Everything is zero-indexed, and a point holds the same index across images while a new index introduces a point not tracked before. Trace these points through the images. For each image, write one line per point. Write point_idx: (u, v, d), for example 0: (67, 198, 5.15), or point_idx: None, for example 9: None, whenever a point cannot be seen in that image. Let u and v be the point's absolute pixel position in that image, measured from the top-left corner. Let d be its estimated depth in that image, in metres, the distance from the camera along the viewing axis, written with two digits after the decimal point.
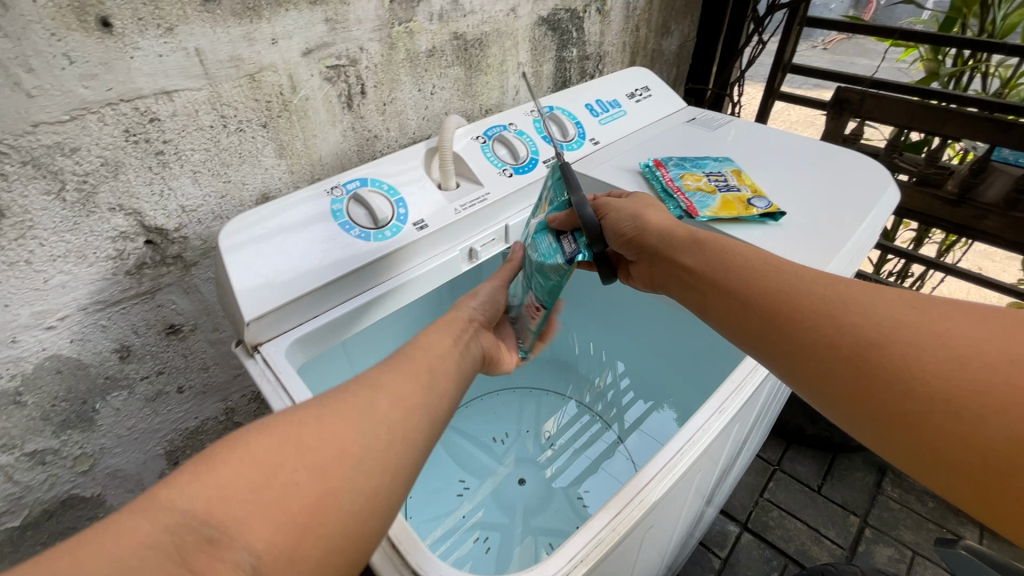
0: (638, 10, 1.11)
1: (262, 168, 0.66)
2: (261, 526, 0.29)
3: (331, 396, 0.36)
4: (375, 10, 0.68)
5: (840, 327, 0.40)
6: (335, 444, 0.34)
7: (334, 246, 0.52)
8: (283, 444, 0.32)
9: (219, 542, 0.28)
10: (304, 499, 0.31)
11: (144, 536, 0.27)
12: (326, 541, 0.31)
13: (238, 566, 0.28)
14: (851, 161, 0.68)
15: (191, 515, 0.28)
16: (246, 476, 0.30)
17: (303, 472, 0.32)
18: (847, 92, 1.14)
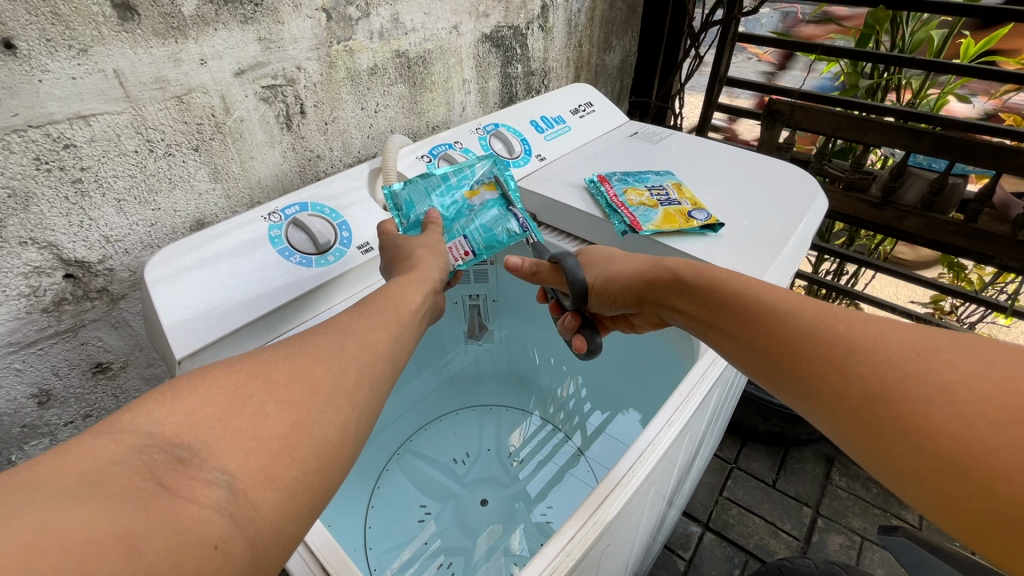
0: (580, 27, 1.14)
1: (195, 193, 0.63)
2: (234, 448, 0.30)
3: (279, 352, 0.37)
4: (312, 28, 0.66)
5: (846, 363, 0.39)
6: (306, 381, 0.36)
7: (272, 274, 0.50)
8: (251, 379, 0.34)
9: (192, 462, 0.29)
10: (273, 429, 0.32)
11: (111, 454, 0.28)
12: (302, 463, 0.32)
13: (213, 483, 0.29)
14: (782, 172, 0.71)
15: (159, 437, 0.29)
16: (214, 404, 0.31)
17: (272, 405, 0.33)
18: (778, 104, 1.20)
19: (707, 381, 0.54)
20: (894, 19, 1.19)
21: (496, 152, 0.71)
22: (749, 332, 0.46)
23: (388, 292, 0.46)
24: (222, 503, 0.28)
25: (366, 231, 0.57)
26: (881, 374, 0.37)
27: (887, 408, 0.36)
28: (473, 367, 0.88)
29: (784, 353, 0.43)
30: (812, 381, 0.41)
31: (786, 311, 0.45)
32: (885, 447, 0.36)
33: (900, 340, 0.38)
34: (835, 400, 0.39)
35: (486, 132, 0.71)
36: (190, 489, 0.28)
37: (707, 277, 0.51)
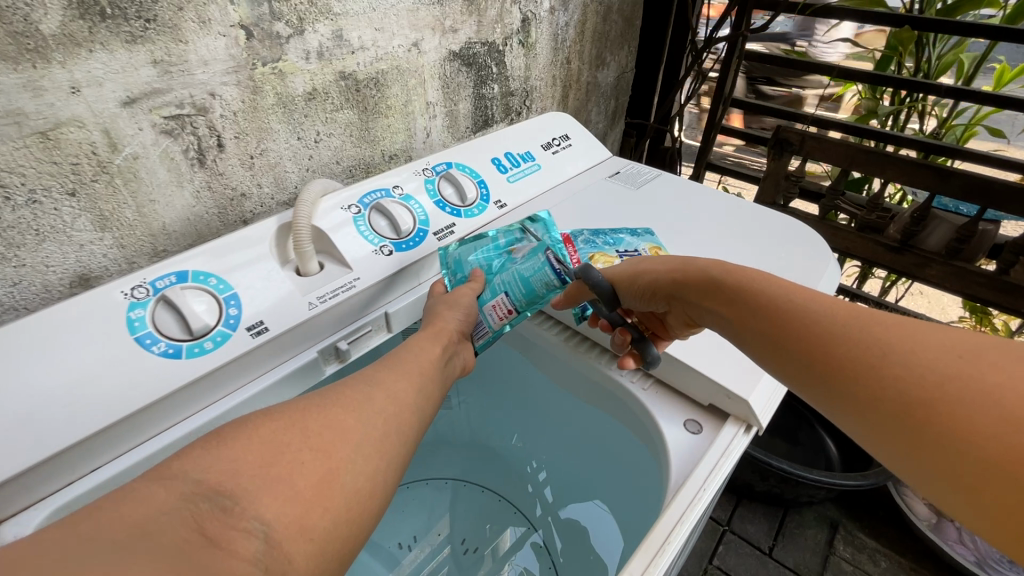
0: (568, 42, 1.02)
1: (75, 245, 0.52)
2: (272, 498, 0.30)
3: (296, 409, 0.36)
4: (227, 49, 0.55)
5: (880, 363, 0.33)
6: (334, 430, 0.35)
7: (122, 373, 0.39)
8: (286, 428, 0.33)
9: (232, 511, 0.29)
10: (309, 476, 0.32)
11: (162, 503, 0.28)
12: (332, 513, 0.31)
13: (251, 534, 0.28)
14: (786, 231, 0.60)
15: (204, 486, 0.29)
16: (254, 453, 0.31)
17: (309, 452, 0.33)
18: (787, 132, 1.08)
19: (691, 519, 0.39)
20: (918, 40, 1.07)
21: (445, 199, 0.60)
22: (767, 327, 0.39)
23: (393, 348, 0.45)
24: (258, 556, 0.28)
25: (264, 307, 0.46)
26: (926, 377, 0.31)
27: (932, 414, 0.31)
28: (429, 433, 0.76)
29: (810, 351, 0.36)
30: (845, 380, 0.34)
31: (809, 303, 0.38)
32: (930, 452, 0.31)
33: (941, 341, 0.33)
34: (865, 402, 0.34)
35: (435, 174, 0.60)
36: (230, 540, 0.28)
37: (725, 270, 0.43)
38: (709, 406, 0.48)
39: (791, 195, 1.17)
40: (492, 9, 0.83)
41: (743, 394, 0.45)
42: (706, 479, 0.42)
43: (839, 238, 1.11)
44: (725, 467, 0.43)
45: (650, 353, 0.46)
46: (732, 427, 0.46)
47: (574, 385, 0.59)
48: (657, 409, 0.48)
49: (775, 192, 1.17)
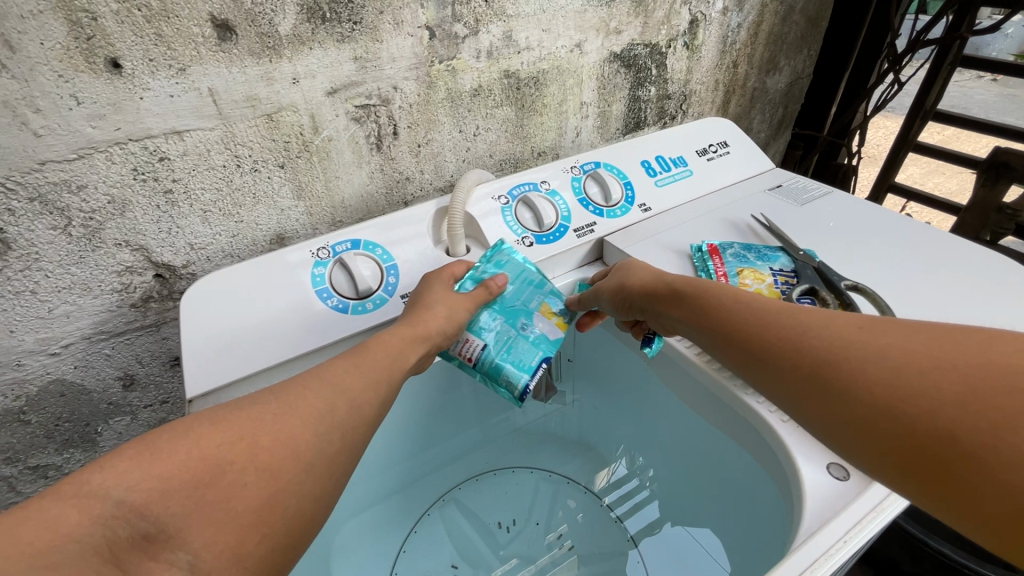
0: (738, 44, 0.96)
1: (278, 209, 0.63)
2: (203, 526, 0.28)
3: (250, 413, 0.33)
4: (412, 47, 0.62)
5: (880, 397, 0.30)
6: (288, 445, 0.32)
7: (299, 315, 0.47)
8: (234, 443, 0.30)
9: (156, 540, 0.27)
10: (249, 500, 0.29)
11: (74, 525, 0.26)
12: (271, 540, 0.30)
13: (174, 565, 0.27)
14: (992, 277, 0.50)
15: (127, 508, 0.27)
16: (190, 470, 0.29)
17: (252, 473, 0.30)
18: (1008, 155, 0.92)
19: (828, 566, 0.36)
20: None
21: (589, 197, 0.60)
22: (729, 335, 0.39)
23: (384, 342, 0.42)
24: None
25: (416, 279, 0.51)
26: (883, 381, 0.30)
27: (891, 423, 0.29)
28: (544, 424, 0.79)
29: (765, 362, 0.36)
30: (806, 392, 0.33)
31: (757, 307, 0.39)
32: (901, 459, 0.29)
33: (895, 336, 0.31)
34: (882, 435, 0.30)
35: (583, 172, 0.61)
36: (149, 572, 0.26)
37: (695, 281, 0.44)
38: None
39: (1003, 231, 0.98)
40: (660, 10, 0.81)
41: None
42: (849, 530, 0.38)
43: None
44: (871, 521, 0.39)
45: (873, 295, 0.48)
46: None
47: (697, 398, 0.56)
48: (796, 446, 0.44)
49: (980, 226, 1.01)
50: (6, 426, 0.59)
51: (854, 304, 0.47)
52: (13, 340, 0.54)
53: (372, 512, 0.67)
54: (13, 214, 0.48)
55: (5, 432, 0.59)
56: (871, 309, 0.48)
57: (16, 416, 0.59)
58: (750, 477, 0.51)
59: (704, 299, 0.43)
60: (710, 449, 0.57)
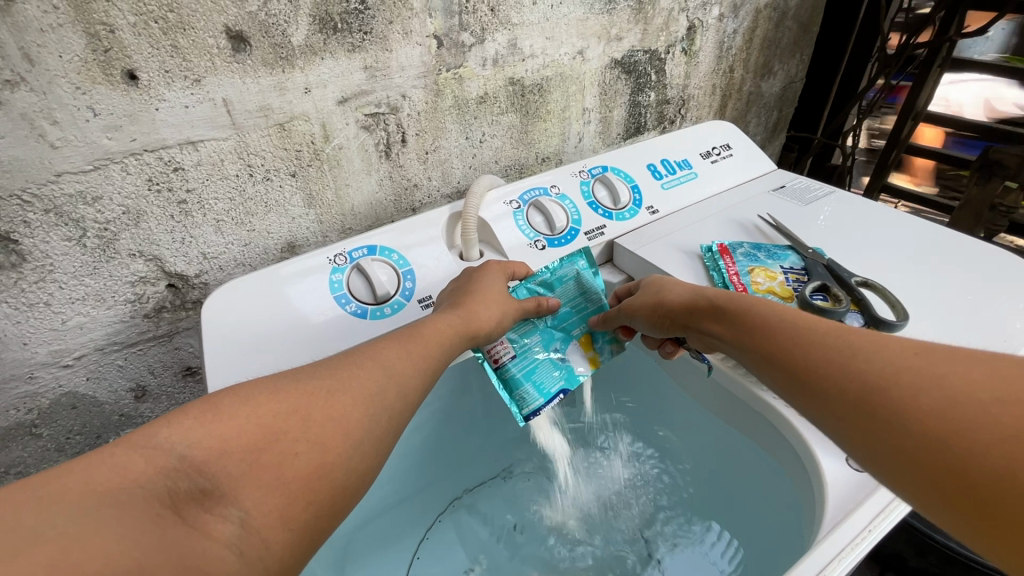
0: (733, 49, 0.98)
1: (289, 217, 0.63)
2: (255, 486, 0.30)
3: (300, 390, 0.35)
4: (421, 56, 0.63)
5: (930, 423, 0.30)
6: (340, 422, 0.35)
7: (317, 321, 0.47)
8: (290, 413, 0.33)
9: (212, 495, 0.29)
10: (299, 470, 0.32)
11: (139, 473, 0.28)
12: (314, 507, 0.31)
13: (226, 519, 0.28)
14: (996, 271, 0.52)
15: (188, 462, 0.29)
16: (248, 435, 0.31)
17: (304, 444, 0.33)
18: (1000, 154, 0.95)
19: (852, 555, 0.38)
20: None
21: (598, 200, 0.61)
22: (770, 356, 0.40)
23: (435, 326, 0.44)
24: (234, 539, 0.28)
25: (432, 284, 0.52)
26: (934, 411, 0.30)
27: (939, 454, 0.29)
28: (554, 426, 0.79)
29: (809, 383, 0.37)
30: (850, 415, 0.34)
31: (802, 328, 0.39)
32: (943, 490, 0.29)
33: (951, 368, 0.31)
34: (927, 462, 0.30)
35: (591, 176, 0.62)
36: (204, 522, 0.28)
37: (735, 299, 0.45)
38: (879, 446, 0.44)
39: (997, 227, 1.00)
40: (659, 17, 0.83)
41: None
42: (873, 519, 0.40)
43: None
44: (893, 512, 0.41)
45: (889, 296, 0.49)
46: None
47: (722, 402, 0.60)
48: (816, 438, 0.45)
49: (974, 223, 1.02)
50: (17, 439, 0.58)
51: (866, 299, 0.48)
52: (26, 352, 0.54)
53: (388, 516, 0.67)
54: (28, 226, 0.48)
55: (16, 446, 0.59)
56: (882, 304, 0.49)
57: (27, 430, 0.59)
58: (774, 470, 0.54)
59: (746, 319, 0.43)
60: (733, 449, 0.60)
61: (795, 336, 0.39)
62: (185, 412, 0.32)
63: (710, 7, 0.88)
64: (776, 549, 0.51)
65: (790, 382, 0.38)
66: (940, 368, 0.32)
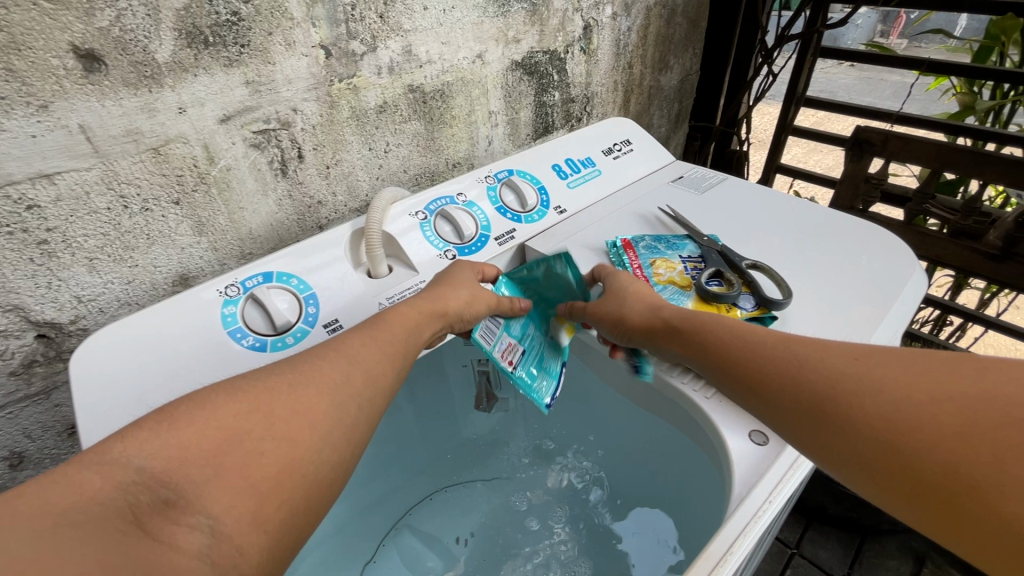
0: (630, 46, 1.02)
1: (177, 248, 0.58)
2: (221, 491, 0.30)
3: (264, 389, 0.35)
4: (308, 67, 0.60)
5: (880, 425, 0.33)
6: (307, 416, 0.35)
7: (209, 358, 0.44)
8: (251, 413, 0.33)
9: (176, 505, 0.29)
10: (266, 468, 0.32)
11: (96, 491, 0.28)
12: (289, 504, 0.32)
13: (194, 528, 0.28)
14: (865, 241, 0.57)
15: (149, 474, 0.29)
16: (208, 440, 0.31)
17: (269, 442, 0.33)
18: (868, 132, 1.04)
19: (755, 530, 0.39)
20: None
21: (506, 205, 0.61)
22: (729, 369, 0.42)
23: (402, 317, 0.46)
24: (205, 549, 0.28)
25: (337, 306, 0.50)
26: (881, 415, 0.33)
27: (893, 453, 0.32)
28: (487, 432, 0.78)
29: (765, 393, 0.39)
30: (812, 429, 0.36)
31: (753, 342, 0.42)
32: (902, 488, 0.32)
33: (892, 370, 0.34)
34: (882, 463, 0.32)
35: (497, 180, 0.62)
36: (170, 534, 0.27)
37: (687, 316, 0.46)
38: None
39: (872, 199, 1.12)
40: (555, 18, 0.84)
41: None
42: (772, 491, 0.41)
43: (928, 245, 1.07)
44: (789, 482, 0.42)
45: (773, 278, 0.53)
46: None
47: None
48: (720, 418, 0.46)
49: (853, 196, 1.13)
50: None
51: (754, 280, 0.52)
52: None
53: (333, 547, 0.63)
54: None
55: None
56: (767, 283, 0.53)
57: None
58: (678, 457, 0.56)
59: (699, 333, 0.45)
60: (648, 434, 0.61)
61: (750, 347, 0.41)
62: (143, 425, 0.31)
63: (603, 6, 0.91)
64: (692, 534, 0.52)
65: (749, 393, 0.40)
66: (882, 371, 0.34)
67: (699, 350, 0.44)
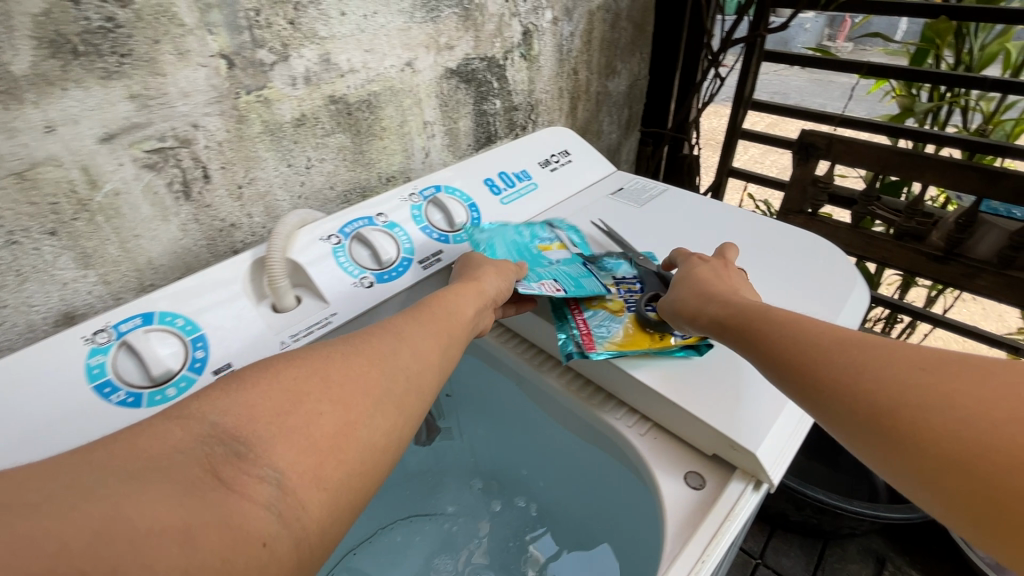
0: (573, 52, 0.99)
1: (58, 283, 0.52)
2: (288, 445, 0.30)
3: (320, 356, 0.36)
4: (207, 79, 0.54)
5: (949, 435, 0.30)
6: (360, 382, 0.35)
7: (77, 414, 0.42)
8: (309, 375, 0.34)
9: (246, 457, 0.29)
10: (327, 428, 0.31)
11: (176, 442, 0.29)
12: (348, 466, 0.31)
13: (262, 479, 0.28)
14: (805, 253, 0.56)
15: (222, 428, 0.30)
16: (272, 400, 0.31)
17: (327, 404, 0.32)
18: (813, 137, 1.04)
19: None
20: (958, 30, 1.01)
21: (431, 224, 0.59)
22: (779, 360, 0.39)
23: (442, 299, 0.46)
24: (273, 500, 0.28)
25: (228, 348, 0.47)
26: (961, 435, 0.29)
27: (956, 465, 0.29)
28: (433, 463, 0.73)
29: (817, 400, 0.36)
30: (866, 431, 0.33)
31: (811, 333, 0.39)
32: (968, 507, 0.29)
33: (974, 379, 0.31)
34: (944, 473, 0.30)
35: (422, 198, 0.60)
36: (242, 484, 0.28)
37: (751, 308, 0.43)
38: (714, 457, 0.46)
39: (820, 202, 1.12)
40: (490, 23, 0.80)
41: (749, 446, 0.42)
42: (705, 547, 0.40)
43: (875, 247, 1.09)
44: (727, 534, 0.40)
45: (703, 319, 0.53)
46: (740, 483, 0.44)
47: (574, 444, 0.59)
48: (656, 463, 0.47)
49: (801, 200, 1.13)
50: None
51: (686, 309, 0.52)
52: None
53: None
54: None
55: None
56: None
57: None
58: (619, 493, 0.54)
59: (747, 332, 0.42)
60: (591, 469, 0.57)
61: (808, 337, 0.38)
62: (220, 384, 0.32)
63: (542, 11, 0.88)
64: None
65: (797, 383, 0.37)
66: (969, 378, 0.31)
67: (755, 340, 0.41)
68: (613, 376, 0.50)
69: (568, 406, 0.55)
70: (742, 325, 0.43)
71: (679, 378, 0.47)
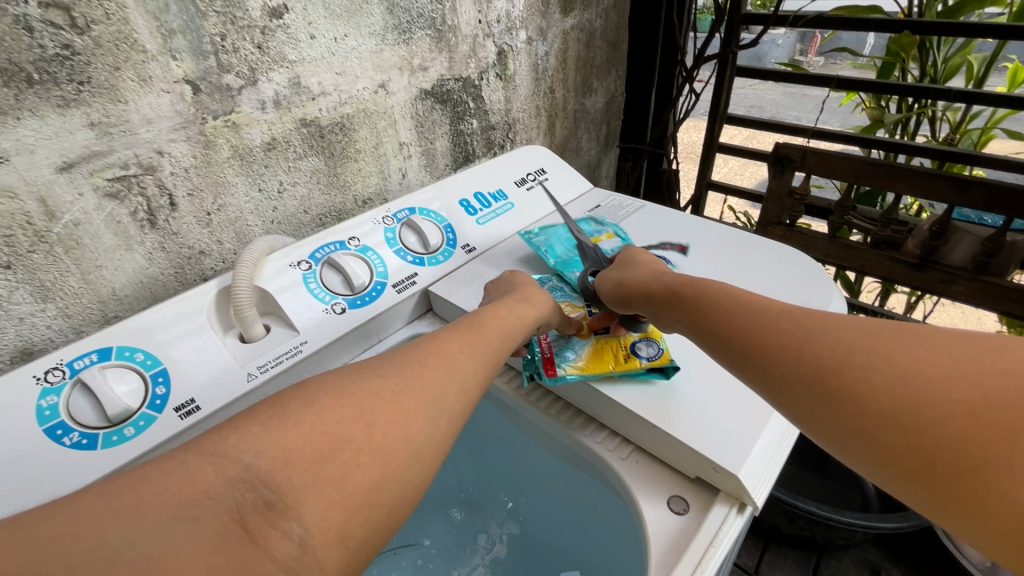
0: (549, 71, 1.00)
1: (14, 318, 0.49)
2: (317, 500, 0.28)
3: (366, 392, 0.34)
4: (172, 105, 0.53)
5: (876, 393, 0.32)
6: (401, 432, 0.32)
7: (32, 458, 0.41)
8: (354, 420, 0.32)
9: (276, 508, 0.27)
10: (361, 481, 0.29)
11: (205, 490, 0.27)
12: (374, 520, 0.29)
13: (288, 535, 0.27)
14: (779, 261, 0.58)
15: (255, 472, 0.28)
16: (317, 443, 0.30)
17: (367, 454, 0.30)
18: (787, 149, 1.06)
19: None
20: (922, 45, 1.05)
21: (405, 246, 0.60)
22: (726, 333, 0.41)
23: (484, 318, 0.47)
24: (290, 560, 0.26)
25: (192, 382, 0.48)
26: (894, 392, 0.31)
27: (883, 422, 0.31)
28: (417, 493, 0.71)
29: (764, 364, 0.38)
30: (804, 395, 0.35)
31: (756, 308, 0.41)
32: (895, 461, 0.31)
33: (901, 343, 0.33)
34: (872, 430, 0.31)
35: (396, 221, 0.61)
36: (267, 538, 0.26)
37: (691, 284, 0.46)
38: (697, 479, 0.45)
39: (797, 213, 1.14)
40: (464, 44, 0.81)
41: (731, 468, 0.42)
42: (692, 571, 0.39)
43: (854, 256, 1.10)
44: (716, 554, 0.40)
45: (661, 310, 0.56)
46: (723, 507, 0.43)
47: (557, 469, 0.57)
48: (637, 487, 0.46)
49: (779, 211, 1.14)
50: None
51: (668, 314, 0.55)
52: None
53: None
54: None
55: None
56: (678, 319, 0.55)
57: None
58: (603, 519, 0.53)
59: (699, 303, 0.44)
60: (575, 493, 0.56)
61: (751, 311, 0.41)
62: (253, 420, 0.31)
63: (516, 31, 0.89)
64: None
65: (742, 355, 0.40)
66: (891, 342, 0.33)
67: (703, 316, 0.43)
68: (589, 397, 0.50)
69: (549, 430, 0.54)
70: (690, 303, 0.45)
71: (658, 401, 0.47)
